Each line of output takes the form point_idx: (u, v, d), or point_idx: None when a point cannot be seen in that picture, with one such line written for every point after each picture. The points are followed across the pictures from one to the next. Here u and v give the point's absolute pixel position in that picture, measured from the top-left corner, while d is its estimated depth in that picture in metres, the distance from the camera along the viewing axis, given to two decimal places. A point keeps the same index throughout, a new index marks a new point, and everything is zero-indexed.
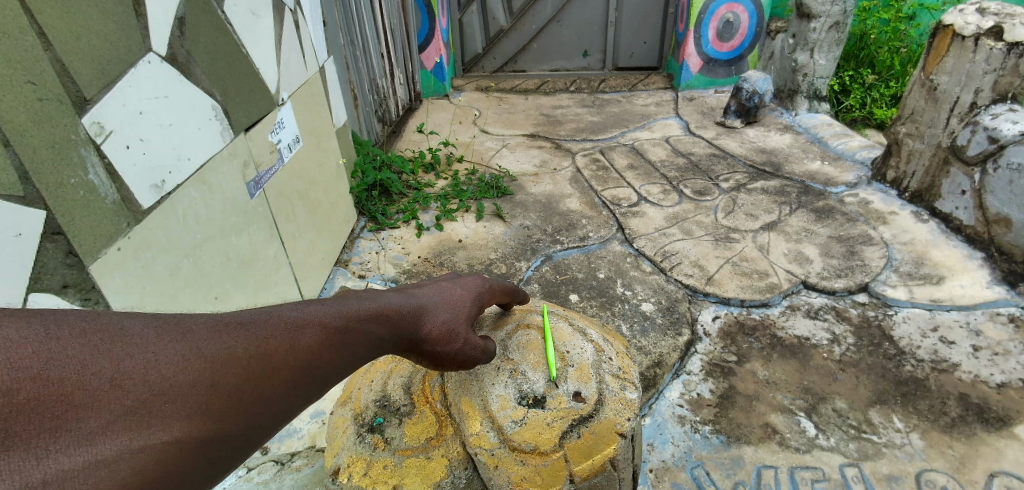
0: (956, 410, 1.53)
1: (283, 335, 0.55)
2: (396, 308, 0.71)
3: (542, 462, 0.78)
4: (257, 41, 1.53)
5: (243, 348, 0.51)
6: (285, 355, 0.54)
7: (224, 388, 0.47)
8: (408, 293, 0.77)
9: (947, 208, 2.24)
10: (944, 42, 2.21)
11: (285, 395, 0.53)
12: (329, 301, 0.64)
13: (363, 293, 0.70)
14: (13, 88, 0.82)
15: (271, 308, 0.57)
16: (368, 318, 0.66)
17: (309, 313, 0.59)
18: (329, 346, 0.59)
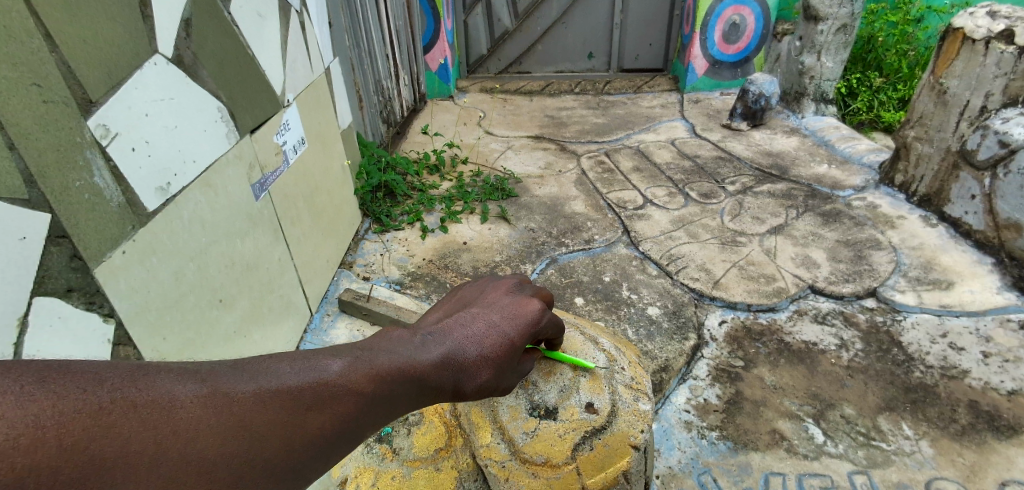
0: (966, 418, 1.51)
1: (320, 401, 0.55)
2: (437, 370, 0.68)
3: (554, 475, 0.77)
4: (263, 43, 1.52)
5: (279, 418, 0.51)
6: (320, 423, 0.54)
7: (256, 462, 0.48)
8: (453, 346, 0.72)
9: (956, 212, 2.22)
10: (954, 45, 2.19)
11: (310, 464, 0.53)
12: (372, 357, 0.63)
13: (406, 349, 0.67)
14: (18, 92, 0.81)
15: (314, 363, 0.57)
16: (407, 380, 0.64)
17: (349, 373, 0.59)
18: (363, 412, 0.58)
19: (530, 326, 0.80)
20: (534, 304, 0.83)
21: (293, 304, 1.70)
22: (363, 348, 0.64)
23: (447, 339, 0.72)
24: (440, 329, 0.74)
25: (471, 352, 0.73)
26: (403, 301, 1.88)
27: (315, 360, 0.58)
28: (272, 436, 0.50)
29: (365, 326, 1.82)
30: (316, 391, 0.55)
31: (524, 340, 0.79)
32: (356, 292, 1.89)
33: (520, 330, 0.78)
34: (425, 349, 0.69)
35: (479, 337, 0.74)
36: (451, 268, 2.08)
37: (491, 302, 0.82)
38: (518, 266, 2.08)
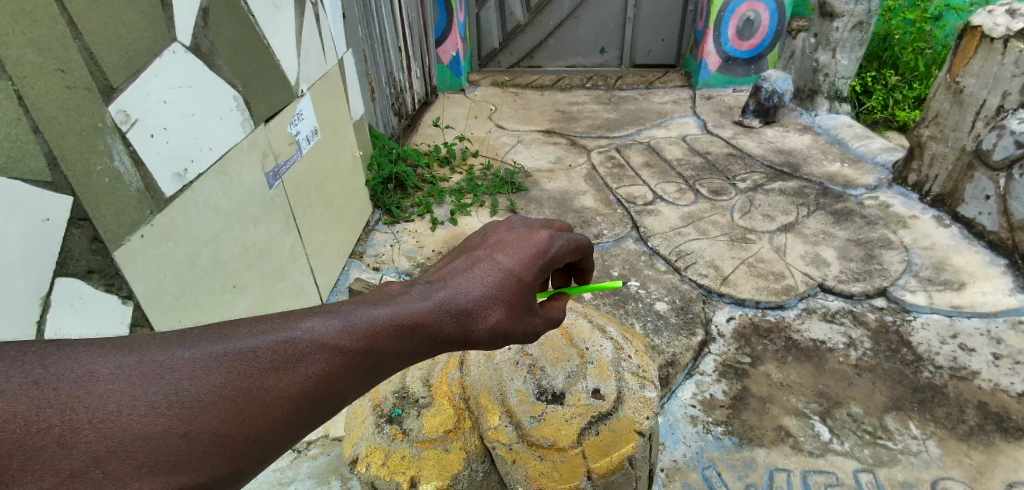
0: (974, 419, 1.51)
1: (292, 360, 0.49)
2: (440, 315, 0.61)
3: (560, 458, 0.78)
4: (279, 33, 1.54)
5: (229, 386, 0.45)
6: (296, 385, 0.49)
7: (201, 435, 0.42)
8: (456, 291, 0.64)
9: (970, 213, 2.20)
10: (972, 44, 2.17)
11: (280, 431, 0.48)
12: (358, 308, 0.57)
13: (402, 297, 0.61)
14: (42, 76, 0.83)
15: (282, 322, 0.52)
16: (406, 331, 0.58)
17: (327, 327, 0.53)
18: (337, 373, 0.52)
19: (540, 257, 0.71)
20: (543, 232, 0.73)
21: (303, 292, 1.72)
22: (349, 300, 0.58)
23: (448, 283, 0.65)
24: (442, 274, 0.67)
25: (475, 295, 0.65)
26: None
27: (286, 318, 0.52)
28: (219, 406, 0.44)
29: None
30: (286, 348, 0.49)
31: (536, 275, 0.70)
32: (366, 282, 1.92)
33: (528, 263, 0.69)
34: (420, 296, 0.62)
35: (480, 278, 0.66)
36: None
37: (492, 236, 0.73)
38: None
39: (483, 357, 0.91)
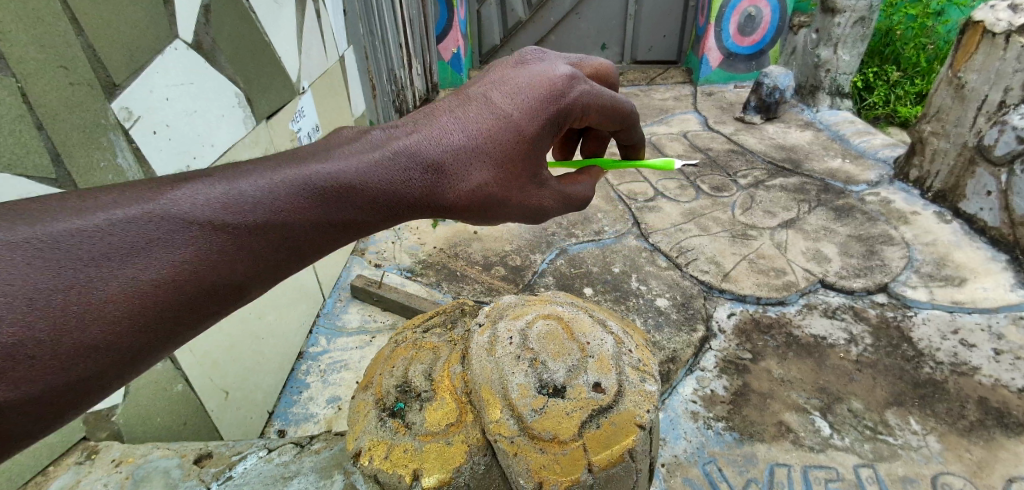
0: (975, 414, 1.51)
1: (166, 239, 0.55)
2: (418, 173, 0.76)
3: (561, 451, 0.78)
4: (280, 30, 1.55)
5: (156, 238, 0.55)
6: (169, 264, 0.55)
7: (131, 273, 0.52)
8: (435, 149, 0.78)
9: (971, 209, 2.20)
10: (974, 39, 2.16)
11: (213, 271, 0.58)
12: (247, 180, 0.64)
13: (382, 156, 0.75)
14: (45, 73, 0.83)
15: (153, 200, 0.57)
16: (310, 200, 0.66)
17: (204, 203, 0.59)
18: (261, 228, 0.62)
19: (548, 109, 0.84)
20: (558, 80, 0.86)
21: (305, 289, 1.73)
22: (231, 173, 0.64)
23: (434, 133, 0.79)
24: (424, 124, 0.80)
25: (459, 153, 0.79)
26: (414, 288, 1.93)
27: (161, 196, 0.58)
28: (147, 254, 0.54)
29: (376, 312, 1.86)
30: (154, 230, 0.55)
31: (545, 132, 0.84)
32: (368, 279, 1.93)
33: (519, 120, 0.82)
34: (409, 144, 0.77)
35: (463, 135, 0.80)
36: (461, 257, 2.10)
37: (505, 80, 0.86)
38: (528, 256, 2.10)
39: (484, 351, 0.90)
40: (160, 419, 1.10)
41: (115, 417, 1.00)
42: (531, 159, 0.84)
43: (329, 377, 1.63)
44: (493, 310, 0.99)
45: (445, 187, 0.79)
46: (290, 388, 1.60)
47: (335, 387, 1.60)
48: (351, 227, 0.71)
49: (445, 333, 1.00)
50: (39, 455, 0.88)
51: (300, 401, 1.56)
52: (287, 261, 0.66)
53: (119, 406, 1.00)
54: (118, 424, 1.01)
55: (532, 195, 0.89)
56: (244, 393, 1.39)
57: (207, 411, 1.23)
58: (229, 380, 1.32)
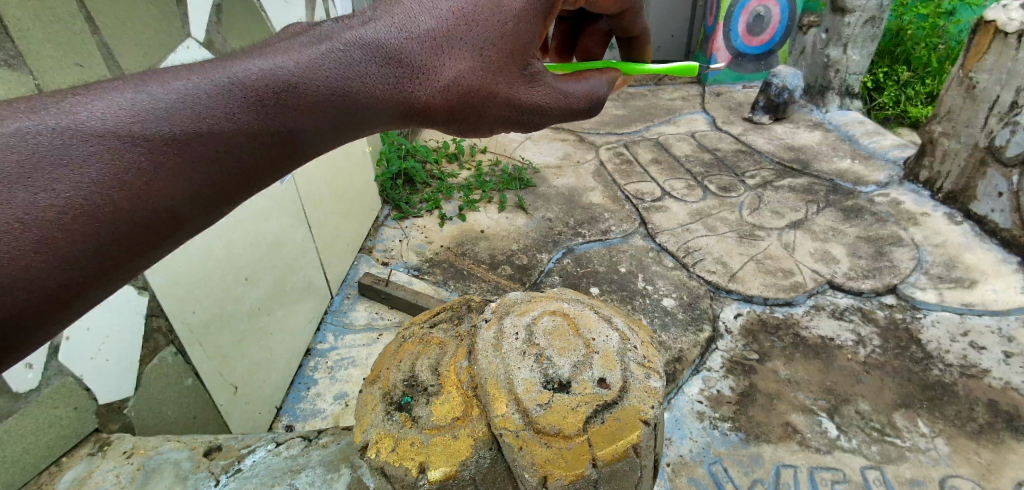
0: (984, 417, 1.50)
1: (66, 156, 0.48)
2: (378, 59, 0.70)
3: (566, 445, 0.79)
4: (290, 29, 1.57)
5: (83, 138, 0.49)
6: (108, 163, 0.50)
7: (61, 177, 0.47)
8: (392, 34, 0.71)
9: (982, 210, 2.19)
10: (985, 39, 2.14)
11: (160, 168, 0.53)
12: (164, 79, 0.56)
13: (331, 38, 0.68)
14: (61, 71, 0.85)
15: (43, 112, 0.49)
16: (248, 102, 0.59)
17: (105, 112, 0.51)
18: (206, 120, 0.56)
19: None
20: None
21: (313, 286, 1.74)
22: (140, 76, 0.56)
23: (401, 19, 0.73)
24: (389, 7, 0.74)
25: (432, 39, 0.73)
26: (421, 286, 1.94)
27: (56, 105, 0.50)
28: (77, 153, 0.48)
29: (383, 310, 1.87)
30: (44, 146, 0.47)
31: (529, 11, 0.79)
32: (375, 276, 1.94)
33: (478, 4, 0.75)
34: (376, 30, 0.71)
35: (435, 17, 0.74)
36: (468, 255, 2.11)
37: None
38: (534, 255, 2.10)
39: (490, 346, 0.91)
40: (170, 412, 1.12)
41: (127, 409, 1.02)
42: (516, 44, 0.78)
43: (337, 373, 1.65)
44: (499, 306, 0.99)
45: (422, 80, 0.73)
46: (298, 384, 1.61)
47: (342, 383, 1.61)
48: (315, 125, 0.65)
49: (452, 328, 1.01)
50: (55, 445, 0.90)
51: (307, 396, 1.57)
52: (236, 181, 0.59)
53: (131, 399, 1.02)
54: (129, 417, 1.02)
55: (526, 93, 0.83)
56: (253, 387, 1.41)
57: (216, 405, 1.25)
58: (238, 375, 1.34)
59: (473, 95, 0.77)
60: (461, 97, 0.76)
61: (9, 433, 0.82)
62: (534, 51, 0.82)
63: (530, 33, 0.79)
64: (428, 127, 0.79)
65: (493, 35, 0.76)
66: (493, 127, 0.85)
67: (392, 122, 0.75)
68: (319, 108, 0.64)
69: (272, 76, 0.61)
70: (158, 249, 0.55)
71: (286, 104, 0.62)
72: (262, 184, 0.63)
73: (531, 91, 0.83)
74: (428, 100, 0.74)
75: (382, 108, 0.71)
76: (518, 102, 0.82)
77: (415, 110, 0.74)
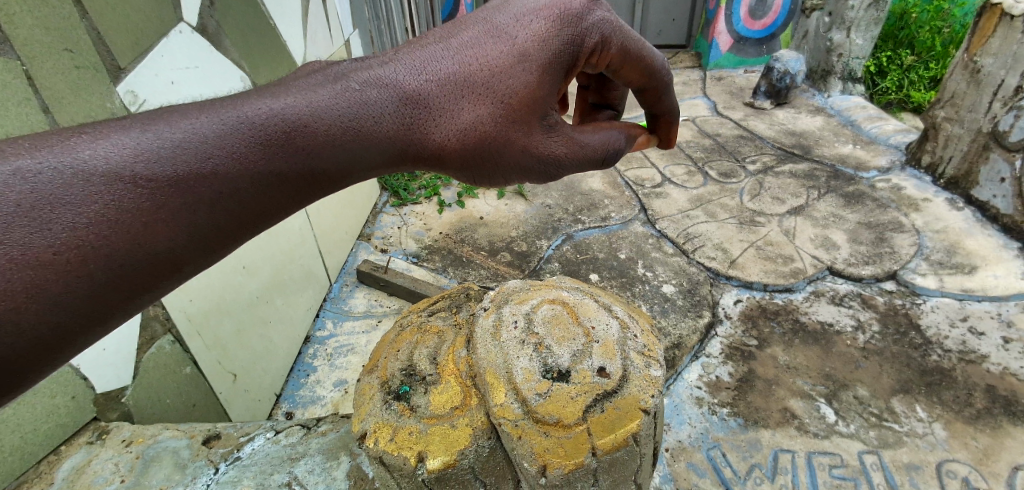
0: (982, 402, 1.50)
1: (65, 197, 0.52)
2: (392, 101, 0.79)
3: (566, 435, 0.78)
4: (285, 13, 1.54)
5: (87, 181, 0.54)
6: (107, 203, 0.54)
7: (66, 218, 0.52)
8: (409, 77, 0.81)
9: (984, 195, 2.18)
10: (991, 22, 2.12)
11: (161, 211, 0.57)
12: (174, 120, 0.62)
13: (357, 80, 0.78)
14: (49, 55, 0.83)
15: (47, 151, 0.54)
16: (255, 143, 0.65)
17: (109, 153, 0.56)
18: (209, 163, 0.61)
19: (556, 39, 0.85)
20: (573, 8, 0.87)
21: (312, 273, 1.73)
22: (150, 116, 0.62)
23: (421, 64, 0.83)
24: (417, 53, 0.84)
25: (450, 83, 0.82)
26: (420, 273, 1.93)
27: (61, 143, 0.55)
28: (80, 195, 0.53)
29: (382, 297, 1.86)
30: (43, 187, 0.51)
31: (550, 67, 0.85)
32: (374, 264, 1.93)
33: (497, 53, 0.84)
34: (396, 73, 0.81)
35: (454, 64, 0.83)
36: (467, 242, 2.10)
37: (511, 9, 0.88)
38: (534, 242, 2.09)
39: (489, 336, 0.90)
40: (168, 400, 1.12)
41: (125, 398, 1.01)
42: (530, 94, 0.84)
43: (336, 360, 1.65)
44: (498, 294, 0.99)
45: (435, 122, 0.81)
46: (298, 371, 1.61)
47: (341, 371, 1.61)
48: (322, 167, 0.71)
49: (450, 317, 1.00)
50: (53, 434, 0.90)
51: (307, 383, 1.57)
52: (233, 222, 0.64)
53: (129, 387, 1.02)
54: (127, 405, 1.02)
55: (537, 140, 0.88)
56: (252, 375, 1.40)
57: (215, 394, 1.25)
58: (237, 364, 1.33)
59: (482, 138, 0.84)
60: (469, 138, 0.83)
61: (5, 423, 0.81)
62: (552, 102, 0.87)
63: (547, 85, 0.85)
64: (439, 167, 0.87)
65: (509, 83, 0.83)
66: (501, 172, 0.89)
67: (404, 162, 0.83)
68: (331, 146, 0.72)
69: (294, 116, 0.69)
70: (158, 288, 0.60)
71: (295, 144, 0.68)
72: (262, 225, 0.69)
73: (541, 139, 0.88)
74: (437, 141, 0.82)
75: (393, 145, 0.79)
76: (527, 149, 0.88)
77: (425, 149, 0.82)
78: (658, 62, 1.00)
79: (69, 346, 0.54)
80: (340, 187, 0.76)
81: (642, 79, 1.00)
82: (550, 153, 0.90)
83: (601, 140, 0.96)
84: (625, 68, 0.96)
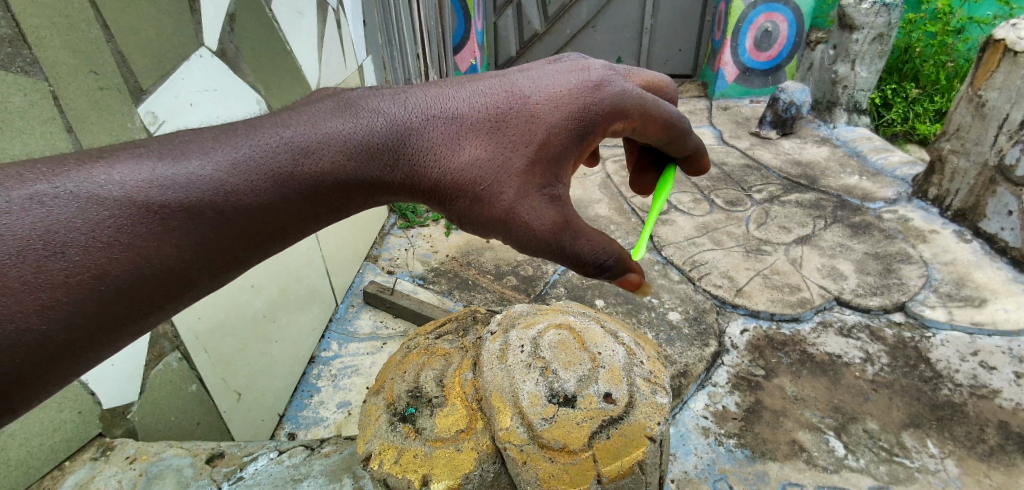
0: (995, 438, 1.48)
1: (81, 219, 0.54)
2: (389, 137, 0.77)
3: (571, 461, 0.78)
4: (301, 39, 1.59)
5: (102, 206, 0.55)
6: (120, 227, 0.56)
7: (79, 241, 0.53)
8: (411, 112, 0.79)
9: (992, 228, 2.17)
10: (994, 57, 2.15)
11: (165, 237, 0.59)
12: (187, 148, 0.64)
13: (362, 115, 0.77)
14: (75, 77, 0.86)
15: (63, 175, 0.55)
16: (264, 172, 0.67)
17: (123, 179, 0.58)
18: (218, 191, 0.63)
19: (571, 95, 0.81)
20: (591, 76, 0.83)
21: (318, 293, 1.74)
22: (167, 144, 0.64)
23: (427, 101, 0.81)
24: (429, 90, 0.83)
25: (452, 122, 0.79)
26: (426, 296, 1.94)
27: (78, 168, 0.57)
28: (94, 219, 0.54)
29: (388, 319, 1.87)
30: (61, 212, 0.53)
31: (559, 120, 0.80)
32: (380, 285, 1.94)
33: (507, 99, 0.81)
34: (401, 109, 0.79)
35: (460, 105, 0.81)
36: (473, 265, 2.11)
37: (530, 70, 0.86)
38: (540, 266, 2.10)
39: (495, 359, 0.91)
40: (174, 418, 1.12)
41: (132, 414, 1.01)
42: (531, 150, 0.78)
43: (340, 381, 1.64)
44: (505, 318, 0.99)
45: (428, 162, 0.78)
46: (302, 391, 1.61)
47: (345, 392, 1.61)
48: (319, 201, 0.71)
49: (457, 340, 1.01)
50: (58, 449, 0.90)
51: (310, 404, 1.57)
52: (239, 247, 0.66)
53: (135, 403, 1.02)
54: (133, 422, 1.02)
55: (526, 201, 0.77)
56: (256, 394, 1.40)
57: (219, 411, 1.25)
58: (241, 381, 1.33)
59: (472, 185, 0.77)
60: (456, 179, 0.78)
61: (13, 436, 0.82)
62: (557, 167, 0.80)
63: (550, 145, 0.79)
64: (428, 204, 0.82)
65: (513, 133, 0.79)
66: (485, 227, 0.81)
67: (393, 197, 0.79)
68: (337, 173, 0.72)
69: (301, 148, 0.70)
70: (164, 309, 0.61)
71: (301, 174, 0.69)
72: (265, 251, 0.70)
73: (530, 204, 0.77)
74: (427, 181, 0.78)
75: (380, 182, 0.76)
76: (515, 212, 0.77)
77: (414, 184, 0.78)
78: (674, 126, 0.92)
79: (74, 363, 0.55)
80: (328, 222, 0.75)
81: (668, 133, 0.92)
82: (537, 227, 0.77)
83: (596, 251, 0.80)
84: (648, 131, 0.90)
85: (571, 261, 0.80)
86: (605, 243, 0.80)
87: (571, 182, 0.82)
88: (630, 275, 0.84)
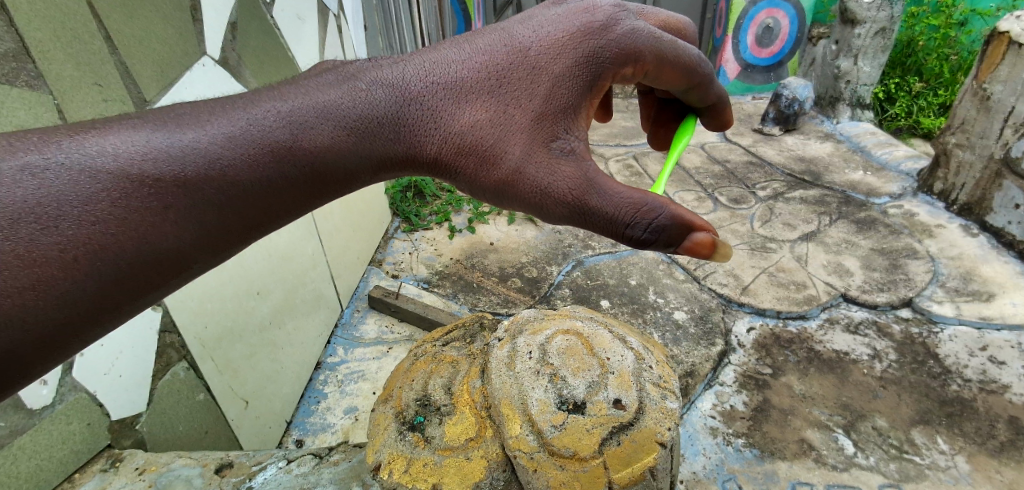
0: (1005, 434, 1.47)
1: (76, 194, 0.54)
2: (386, 107, 0.77)
3: (581, 468, 0.77)
4: (302, 44, 1.59)
5: (95, 179, 0.55)
6: (114, 203, 0.56)
7: (76, 212, 0.53)
8: (408, 80, 0.80)
9: (999, 222, 2.16)
10: (999, 50, 2.13)
11: (163, 214, 0.59)
12: (183, 125, 0.64)
13: (361, 85, 0.78)
14: (81, 90, 0.86)
15: (56, 146, 0.56)
16: (262, 149, 0.67)
17: (119, 152, 0.58)
18: (214, 167, 0.63)
19: (571, 50, 0.81)
20: (597, 18, 0.83)
21: (324, 298, 1.74)
22: (162, 117, 0.65)
23: (425, 66, 0.82)
24: (429, 55, 0.83)
25: (452, 87, 0.80)
26: (431, 299, 1.94)
27: (71, 140, 0.57)
28: (89, 193, 0.55)
29: (393, 323, 1.87)
30: (53, 182, 0.53)
31: (562, 75, 0.81)
32: (385, 290, 1.94)
33: (504, 59, 0.81)
34: (399, 77, 0.81)
35: (460, 70, 0.81)
36: (478, 268, 2.10)
37: (531, 18, 0.85)
38: (544, 268, 2.10)
39: (504, 365, 0.91)
40: (181, 427, 1.12)
41: (139, 424, 1.02)
42: (536, 106, 0.79)
43: (347, 387, 1.64)
44: (512, 325, 0.99)
45: (429, 130, 0.79)
46: (308, 397, 1.61)
47: (352, 397, 1.61)
48: (317, 176, 0.72)
49: (464, 347, 1.01)
50: (68, 461, 0.90)
51: (317, 410, 1.57)
52: (238, 225, 0.66)
53: (143, 414, 1.02)
54: (142, 432, 1.02)
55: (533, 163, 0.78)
56: (264, 400, 1.40)
57: (227, 419, 1.25)
58: (249, 389, 1.34)
59: (476, 148, 0.79)
60: (460, 145, 0.79)
61: (23, 449, 0.82)
62: (565, 126, 0.80)
63: (556, 98, 0.80)
64: (436, 176, 0.83)
65: (515, 93, 0.79)
66: (494, 194, 0.80)
67: (396, 166, 0.81)
68: (328, 152, 0.72)
69: (300, 122, 0.71)
70: (164, 286, 0.61)
71: (300, 152, 0.70)
72: (265, 230, 0.70)
73: (544, 165, 0.77)
74: (429, 148, 0.79)
75: (379, 152, 0.77)
76: (525, 171, 0.78)
77: (418, 153, 0.79)
78: (692, 66, 0.94)
79: (71, 341, 0.55)
80: (336, 195, 0.76)
81: (680, 79, 0.95)
82: (553, 189, 0.77)
83: (631, 210, 0.76)
84: (660, 78, 0.91)
85: (601, 223, 0.77)
86: (645, 198, 0.77)
87: (586, 136, 0.81)
88: (699, 235, 0.79)
